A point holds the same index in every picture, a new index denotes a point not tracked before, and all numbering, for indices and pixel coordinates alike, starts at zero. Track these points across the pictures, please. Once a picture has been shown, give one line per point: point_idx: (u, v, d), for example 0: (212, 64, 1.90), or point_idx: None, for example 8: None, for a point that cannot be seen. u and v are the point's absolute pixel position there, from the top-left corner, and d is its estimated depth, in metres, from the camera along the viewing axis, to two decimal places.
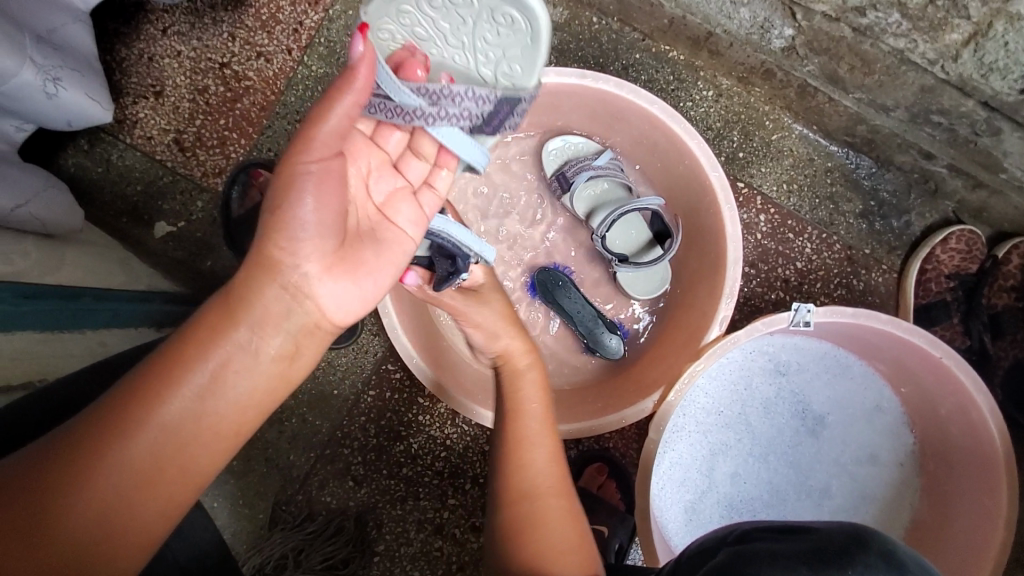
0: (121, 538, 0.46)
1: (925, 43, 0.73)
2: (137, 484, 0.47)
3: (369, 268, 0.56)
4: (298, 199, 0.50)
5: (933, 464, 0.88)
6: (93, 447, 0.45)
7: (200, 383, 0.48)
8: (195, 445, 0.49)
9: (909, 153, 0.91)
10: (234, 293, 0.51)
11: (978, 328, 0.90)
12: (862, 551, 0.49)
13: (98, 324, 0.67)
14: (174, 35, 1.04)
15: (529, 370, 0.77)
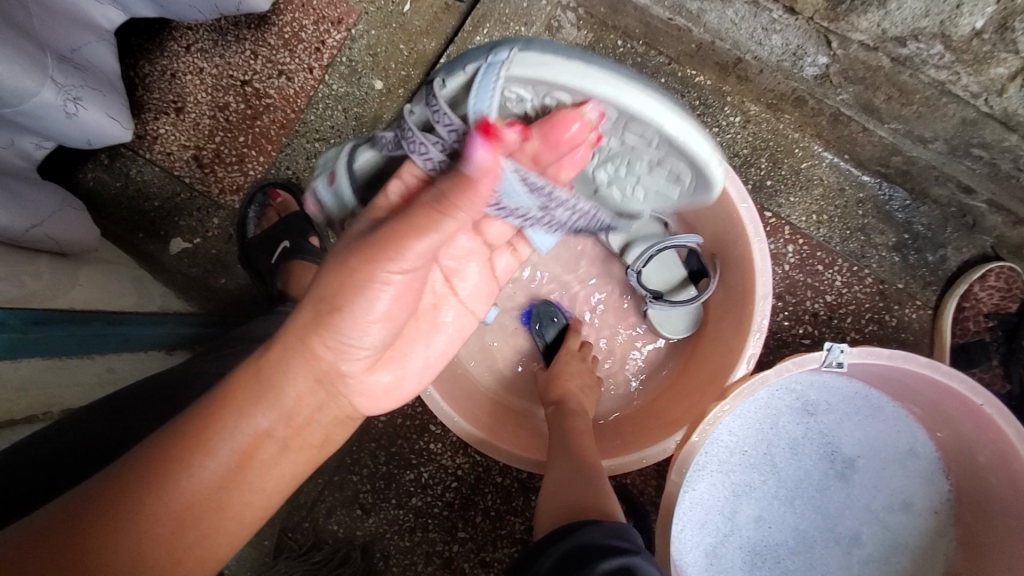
0: None
1: (968, 76, 0.70)
2: (151, 566, 0.46)
3: (398, 361, 0.64)
4: (367, 306, 0.53)
5: (970, 514, 0.83)
6: (108, 531, 0.44)
7: (231, 473, 0.50)
8: (215, 531, 0.50)
9: (946, 186, 0.87)
10: (273, 381, 0.53)
11: (1020, 371, 0.85)
12: None
13: (106, 347, 0.67)
14: (198, 52, 1.04)
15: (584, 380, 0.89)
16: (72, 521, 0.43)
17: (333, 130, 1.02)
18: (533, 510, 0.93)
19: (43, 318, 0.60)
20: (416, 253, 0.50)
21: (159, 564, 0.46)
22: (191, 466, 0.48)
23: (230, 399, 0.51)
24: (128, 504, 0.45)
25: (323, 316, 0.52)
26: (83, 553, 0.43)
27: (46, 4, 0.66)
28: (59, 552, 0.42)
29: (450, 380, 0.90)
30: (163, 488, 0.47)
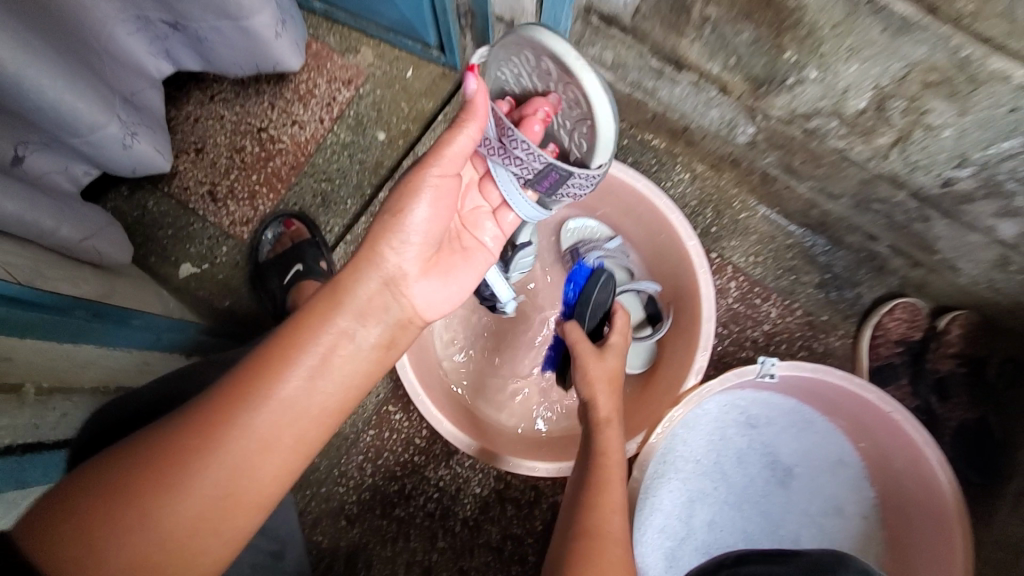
0: (235, 506, 0.50)
1: (861, 145, 0.88)
2: (251, 453, 0.51)
3: (445, 278, 0.71)
4: (415, 203, 0.66)
5: (892, 515, 0.94)
6: (193, 438, 0.49)
7: (308, 372, 0.55)
8: (303, 420, 0.54)
9: (855, 234, 1.05)
10: (339, 290, 0.60)
11: (925, 389, 1.01)
12: (844, 566, 0.66)
13: (141, 344, 0.75)
14: (220, 102, 1.18)
15: (612, 379, 0.84)
16: (153, 441, 0.49)
17: (339, 172, 1.16)
18: (509, 519, 1.00)
19: (103, 311, 0.68)
20: (449, 156, 0.65)
21: (254, 455, 0.51)
22: (264, 370, 0.54)
23: (310, 310, 0.58)
24: (209, 412, 0.51)
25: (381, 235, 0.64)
26: (174, 461, 0.48)
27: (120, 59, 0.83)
28: (149, 467, 0.47)
29: (438, 391, 1.00)
30: (236, 393, 0.52)
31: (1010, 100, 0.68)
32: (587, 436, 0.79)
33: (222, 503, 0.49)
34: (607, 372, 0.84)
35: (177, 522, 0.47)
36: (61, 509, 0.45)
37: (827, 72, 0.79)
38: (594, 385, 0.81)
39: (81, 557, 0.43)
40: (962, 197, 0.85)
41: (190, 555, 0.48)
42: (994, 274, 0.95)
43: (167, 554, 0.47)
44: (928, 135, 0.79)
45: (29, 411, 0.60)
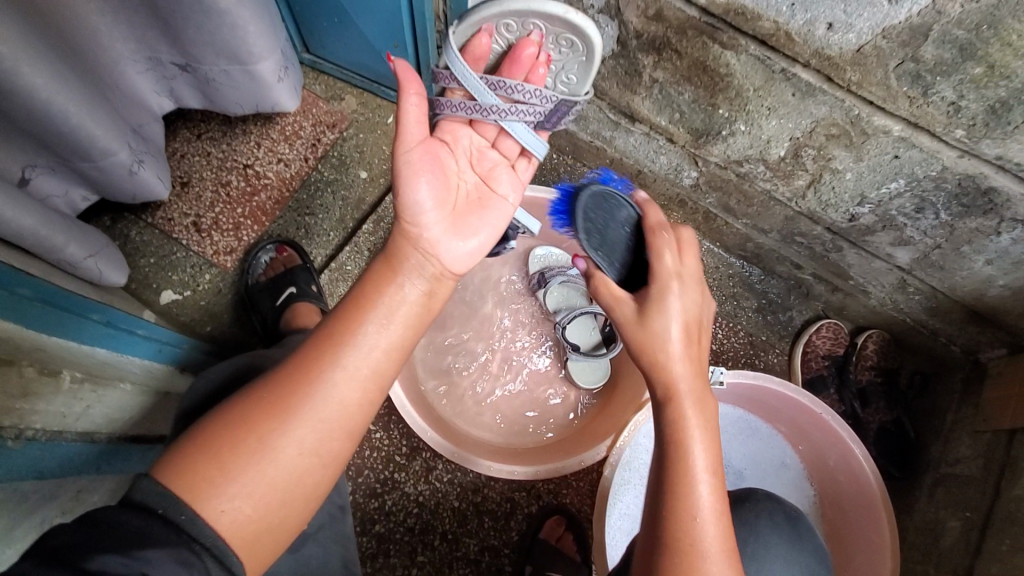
0: (328, 437, 0.55)
1: (783, 187, 1.05)
2: (325, 394, 0.55)
3: (475, 231, 0.73)
4: (420, 181, 0.68)
5: (830, 511, 1.08)
6: (281, 388, 0.55)
7: (378, 320, 0.60)
8: (367, 359, 0.58)
9: (785, 264, 1.22)
10: (394, 258, 0.67)
11: (849, 395, 1.17)
12: (753, 493, 0.86)
13: (140, 353, 0.90)
14: (207, 139, 1.25)
15: (681, 346, 0.66)
16: (244, 398, 0.55)
17: (323, 207, 1.23)
18: (486, 531, 1.07)
19: (114, 319, 0.85)
20: (409, 124, 0.66)
21: (338, 393, 0.56)
22: (338, 324, 0.59)
23: (368, 280, 0.65)
24: (292, 367, 0.56)
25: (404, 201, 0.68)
26: (269, 408, 0.54)
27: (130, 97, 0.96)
28: (246, 417, 0.53)
29: (423, 405, 1.08)
30: (313, 347, 0.58)
31: (892, 149, 0.86)
32: (656, 412, 0.66)
33: (316, 438, 0.54)
34: (674, 336, 0.66)
35: (283, 455, 0.53)
36: (177, 460, 0.51)
37: (753, 126, 0.96)
38: (661, 356, 0.65)
39: (203, 495, 0.49)
40: (865, 230, 1.03)
41: (297, 483, 0.54)
42: (897, 295, 1.13)
43: (279, 484, 0.52)
44: (834, 178, 0.96)
45: (63, 396, 0.76)
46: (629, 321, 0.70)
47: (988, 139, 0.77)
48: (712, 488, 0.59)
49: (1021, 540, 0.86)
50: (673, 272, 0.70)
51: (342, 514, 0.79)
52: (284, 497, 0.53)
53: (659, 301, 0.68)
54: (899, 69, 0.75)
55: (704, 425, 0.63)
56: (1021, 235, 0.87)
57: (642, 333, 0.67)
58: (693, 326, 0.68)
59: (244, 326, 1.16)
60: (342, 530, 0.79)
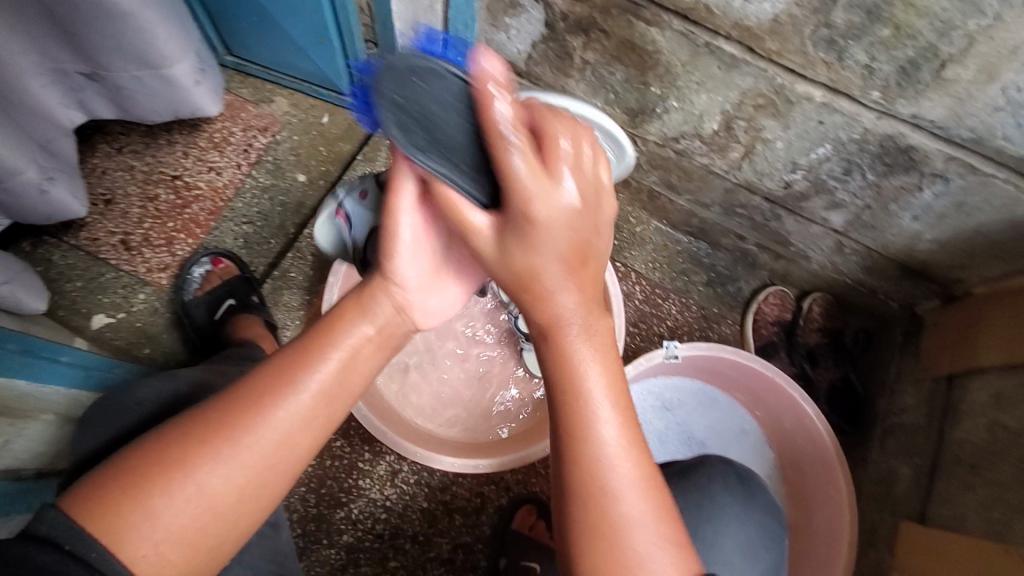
0: (273, 481, 0.54)
1: (719, 160, 1.06)
2: (280, 444, 0.54)
3: (457, 282, 0.71)
4: (403, 221, 0.63)
5: (790, 471, 1.11)
6: (222, 429, 0.52)
7: (334, 362, 0.58)
8: (327, 408, 0.57)
9: (729, 236, 1.25)
10: (360, 296, 0.63)
11: (799, 358, 1.22)
12: (704, 459, 0.87)
13: (69, 382, 0.88)
14: (130, 153, 1.19)
15: (564, 285, 0.55)
16: (180, 432, 0.52)
17: (260, 214, 1.19)
18: (457, 529, 1.05)
19: (30, 348, 0.83)
20: (406, 182, 0.62)
21: (289, 436, 0.54)
22: (292, 367, 0.56)
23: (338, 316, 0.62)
24: (234, 409, 0.54)
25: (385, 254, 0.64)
26: (208, 449, 0.52)
27: (41, 113, 0.89)
28: (180, 456, 0.51)
29: (382, 408, 1.06)
30: (262, 388, 0.55)
31: (817, 115, 0.88)
32: (538, 347, 0.58)
33: (261, 482, 0.53)
34: (555, 279, 0.54)
35: (219, 493, 0.51)
36: (98, 499, 0.48)
37: (685, 102, 0.97)
38: (542, 295, 0.55)
39: (126, 533, 0.48)
40: (799, 196, 1.06)
41: (235, 522, 0.53)
42: (835, 257, 1.17)
43: (210, 525, 0.51)
44: (766, 147, 0.99)
45: None
46: (489, 253, 0.56)
47: (902, 98, 0.80)
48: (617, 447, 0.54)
49: (968, 480, 0.90)
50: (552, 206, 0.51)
51: (275, 533, 0.78)
52: (217, 537, 0.52)
53: (520, 234, 0.53)
54: (814, 36, 0.77)
55: (605, 372, 0.56)
56: (941, 189, 0.90)
57: (512, 269, 0.55)
58: (575, 253, 0.53)
59: (186, 345, 1.11)
60: (274, 547, 0.77)
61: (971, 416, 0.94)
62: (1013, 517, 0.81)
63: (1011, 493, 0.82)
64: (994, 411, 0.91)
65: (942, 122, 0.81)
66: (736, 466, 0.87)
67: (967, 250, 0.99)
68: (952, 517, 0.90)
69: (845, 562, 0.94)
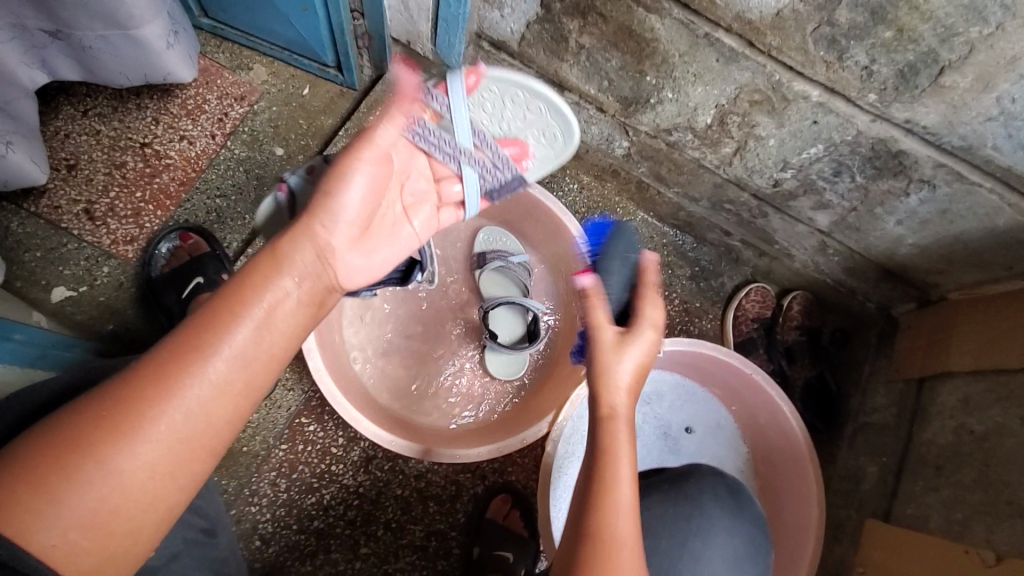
0: (193, 455, 0.54)
1: (711, 155, 1.05)
2: (190, 414, 0.54)
3: (377, 249, 0.77)
4: (345, 188, 0.70)
5: (762, 466, 1.13)
6: (122, 405, 0.51)
7: (247, 331, 0.58)
8: (238, 375, 0.57)
9: (715, 231, 1.24)
10: (278, 252, 0.64)
11: (777, 355, 1.23)
12: (701, 472, 0.89)
13: (29, 362, 0.86)
14: (95, 116, 1.12)
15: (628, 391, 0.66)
16: (76, 413, 0.51)
17: (234, 187, 1.13)
18: (431, 516, 1.05)
19: None
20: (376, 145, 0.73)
21: (203, 404, 0.54)
22: (198, 335, 0.56)
23: (254, 272, 0.62)
24: (145, 381, 0.53)
25: (328, 198, 0.69)
26: (110, 425, 0.51)
27: None
28: (78, 439, 0.50)
29: (357, 393, 1.04)
30: (167, 359, 0.54)
31: (811, 114, 0.87)
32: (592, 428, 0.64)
33: (176, 457, 0.53)
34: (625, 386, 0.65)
35: (129, 473, 0.51)
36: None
37: (680, 94, 0.95)
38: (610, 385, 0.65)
39: (38, 524, 0.47)
40: (787, 195, 1.06)
41: (154, 500, 0.53)
42: (818, 257, 1.18)
43: (128, 509, 0.51)
44: (758, 145, 0.97)
45: None
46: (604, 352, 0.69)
47: (898, 102, 0.80)
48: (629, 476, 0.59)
49: (932, 481, 0.93)
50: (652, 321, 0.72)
51: (209, 541, 0.75)
52: (134, 518, 0.52)
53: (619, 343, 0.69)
54: (816, 34, 0.76)
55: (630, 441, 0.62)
56: (927, 195, 0.91)
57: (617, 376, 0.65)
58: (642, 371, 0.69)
59: (153, 322, 1.06)
60: (215, 554, 0.75)
61: (939, 419, 0.97)
62: (974, 519, 0.83)
63: (973, 496, 0.85)
64: (961, 415, 0.93)
65: (934, 129, 0.81)
66: (730, 480, 0.89)
67: (947, 256, 1.01)
68: (915, 516, 0.93)
69: (811, 558, 0.96)
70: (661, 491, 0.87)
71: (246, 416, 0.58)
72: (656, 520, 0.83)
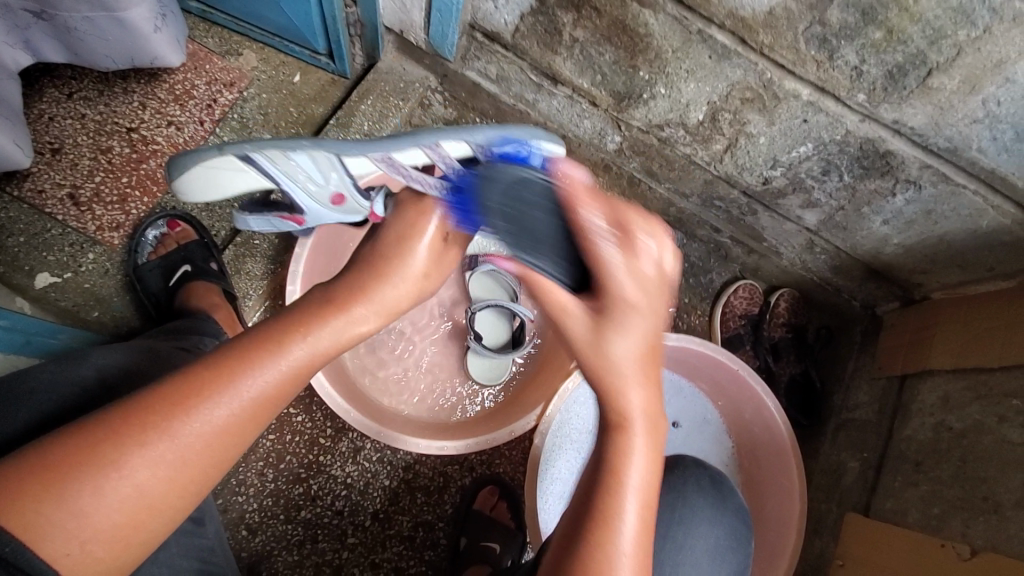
0: (204, 479, 0.54)
1: (702, 151, 1.05)
2: (214, 440, 0.53)
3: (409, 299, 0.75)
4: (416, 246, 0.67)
5: (746, 460, 1.15)
6: (144, 423, 0.51)
7: (279, 369, 0.56)
8: (263, 412, 0.56)
9: (705, 228, 1.25)
10: (334, 294, 0.63)
11: (763, 352, 1.24)
12: (683, 461, 0.90)
13: (10, 348, 0.85)
14: (81, 100, 1.10)
15: (639, 382, 0.55)
16: (98, 422, 0.51)
17: None
18: (419, 507, 1.05)
19: None
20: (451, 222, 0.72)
21: (224, 428, 0.54)
22: (240, 363, 0.55)
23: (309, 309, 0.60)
24: (178, 397, 0.52)
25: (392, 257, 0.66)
26: (137, 434, 0.50)
27: None
28: (99, 446, 0.50)
29: (344, 383, 1.04)
30: (195, 384, 0.53)
31: (802, 113, 0.88)
32: (600, 437, 0.56)
33: (190, 478, 0.53)
34: (628, 372, 0.55)
35: (143, 486, 0.51)
36: (17, 478, 0.47)
37: (672, 90, 0.95)
38: (616, 387, 0.55)
39: (47, 530, 0.47)
40: (776, 193, 1.06)
41: (162, 510, 0.52)
42: (805, 255, 1.19)
43: (141, 523, 0.51)
44: (749, 142, 0.98)
45: None
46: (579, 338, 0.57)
47: (886, 103, 0.81)
48: (638, 491, 0.53)
49: (911, 476, 0.95)
50: (626, 300, 0.56)
51: (198, 528, 0.75)
52: (141, 530, 0.51)
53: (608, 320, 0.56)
54: (807, 33, 0.76)
55: (644, 463, 0.54)
56: (913, 196, 0.92)
57: (595, 359, 0.56)
58: (652, 350, 0.56)
59: (139, 309, 1.05)
60: (201, 543, 0.74)
61: (919, 416, 0.98)
62: (950, 514, 0.85)
63: (950, 491, 0.87)
64: (941, 411, 0.95)
65: (921, 130, 0.82)
66: (712, 469, 0.90)
67: (931, 256, 1.02)
68: (894, 510, 0.94)
69: (792, 550, 0.98)
70: None
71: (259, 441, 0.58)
72: None
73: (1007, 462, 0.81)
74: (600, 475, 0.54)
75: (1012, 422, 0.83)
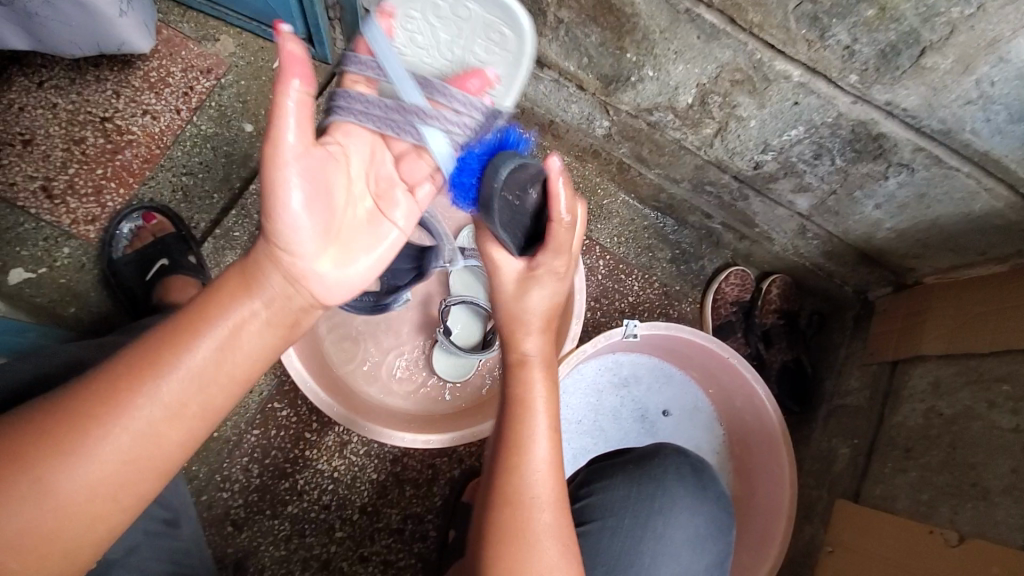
0: (136, 483, 0.53)
1: (692, 136, 1.03)
2: (140, 437, 0.52)
3: (351, 247, 0.64)
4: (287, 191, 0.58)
5: (738, 448, 1.14)
6: (66, 425, 0.50)
7: (198, 355, 0.55)
8: (191, 402, 0.55)
9: (696, 214, 1.23)
10: (247, 271, 0.60)
11: (755, 339, 1.24)
12: (663, 449, 0.88)
13: None
14: (51, 89, 1.07)
15: (537, 330, 0.69)
16: (11, 428, 0.49)
17: (202, 165, 1.09)
18: (408, 500, 1.04)
19: None
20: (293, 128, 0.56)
21: (150, 422, 0.53)
22: (154, 351, 0.54)
23: (224, 289, 0.59)
24: (92, 396, 0.51)
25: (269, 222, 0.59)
26: (51, 439, 0.49)
27: None
28: (19, 455, 0.48)
29: (328, 378, 1.03)
30: (107, 383, 0.52)
31: (792, 95, 0.85)
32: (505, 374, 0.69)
33: (120, 479, 0.52)
34: (534, 324, 0.69)
35: (67, 489, 0.49)
36: None
37: (661, 72, 0.92)
38: (517, 334, 0.68)
39: None
40: (768, 177, 1.04)
41: (89, 517, 0.51)
42: (797, 240, 1.17)
43: (65, 528, 0.50)
44: (739, 126, 0.96)
45: None
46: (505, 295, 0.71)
47: (879, 83, 0.78)
48: (550, 419, 0.65)
49: (901, 462, 0.94)
50: (552, 267, 0.69)
51: (172, 531, 0.74)
52: (66, 538, 0.50)
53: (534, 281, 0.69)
54: (798, 11, 0.74)
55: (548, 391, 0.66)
56: (905, 179, 0.90)
57: (512, 308, 0.70)
58: (550, 312, 0.71)
59: (118, 304, 1.03)
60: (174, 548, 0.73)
61: (910, 402, 0.98)
62: (939, 500, 0.85)
63: (939, 477, 0.87)
64: (932, 398, 0.94)
65: (914, 112, 0.80)
66: (693, 458, 0.88)
67: (924, 240, 1.01)
68: (884, 497, 0.94)
69: (781, 538, 0.97)
70: (624, 470, 0.85)
71: (199, 438, 0.57)
72: (621, 502, 0.82)
73: (996, 448, 0.81)
74: (509, 406, 0.65)
75: (1002, 408, 0.83)
